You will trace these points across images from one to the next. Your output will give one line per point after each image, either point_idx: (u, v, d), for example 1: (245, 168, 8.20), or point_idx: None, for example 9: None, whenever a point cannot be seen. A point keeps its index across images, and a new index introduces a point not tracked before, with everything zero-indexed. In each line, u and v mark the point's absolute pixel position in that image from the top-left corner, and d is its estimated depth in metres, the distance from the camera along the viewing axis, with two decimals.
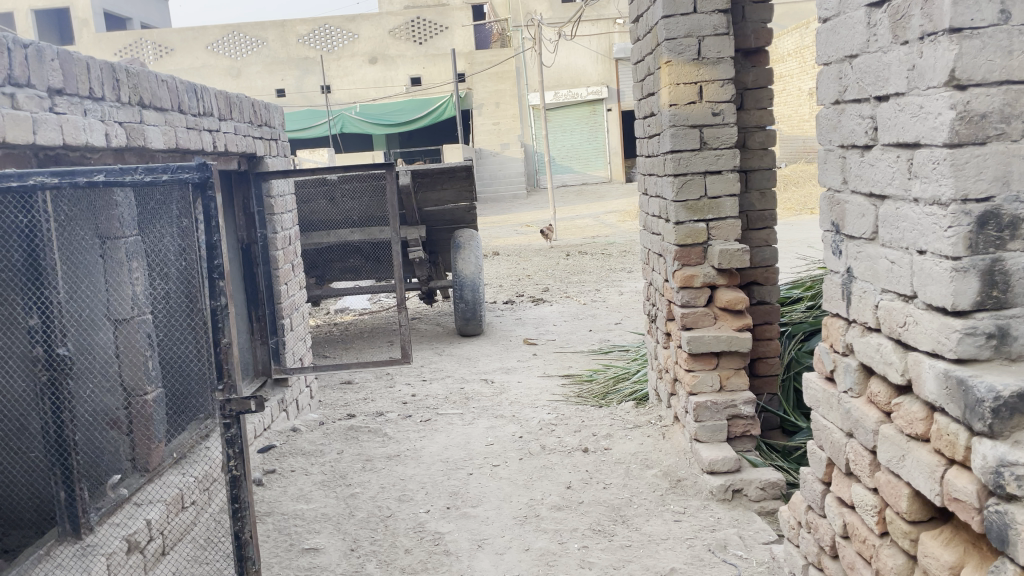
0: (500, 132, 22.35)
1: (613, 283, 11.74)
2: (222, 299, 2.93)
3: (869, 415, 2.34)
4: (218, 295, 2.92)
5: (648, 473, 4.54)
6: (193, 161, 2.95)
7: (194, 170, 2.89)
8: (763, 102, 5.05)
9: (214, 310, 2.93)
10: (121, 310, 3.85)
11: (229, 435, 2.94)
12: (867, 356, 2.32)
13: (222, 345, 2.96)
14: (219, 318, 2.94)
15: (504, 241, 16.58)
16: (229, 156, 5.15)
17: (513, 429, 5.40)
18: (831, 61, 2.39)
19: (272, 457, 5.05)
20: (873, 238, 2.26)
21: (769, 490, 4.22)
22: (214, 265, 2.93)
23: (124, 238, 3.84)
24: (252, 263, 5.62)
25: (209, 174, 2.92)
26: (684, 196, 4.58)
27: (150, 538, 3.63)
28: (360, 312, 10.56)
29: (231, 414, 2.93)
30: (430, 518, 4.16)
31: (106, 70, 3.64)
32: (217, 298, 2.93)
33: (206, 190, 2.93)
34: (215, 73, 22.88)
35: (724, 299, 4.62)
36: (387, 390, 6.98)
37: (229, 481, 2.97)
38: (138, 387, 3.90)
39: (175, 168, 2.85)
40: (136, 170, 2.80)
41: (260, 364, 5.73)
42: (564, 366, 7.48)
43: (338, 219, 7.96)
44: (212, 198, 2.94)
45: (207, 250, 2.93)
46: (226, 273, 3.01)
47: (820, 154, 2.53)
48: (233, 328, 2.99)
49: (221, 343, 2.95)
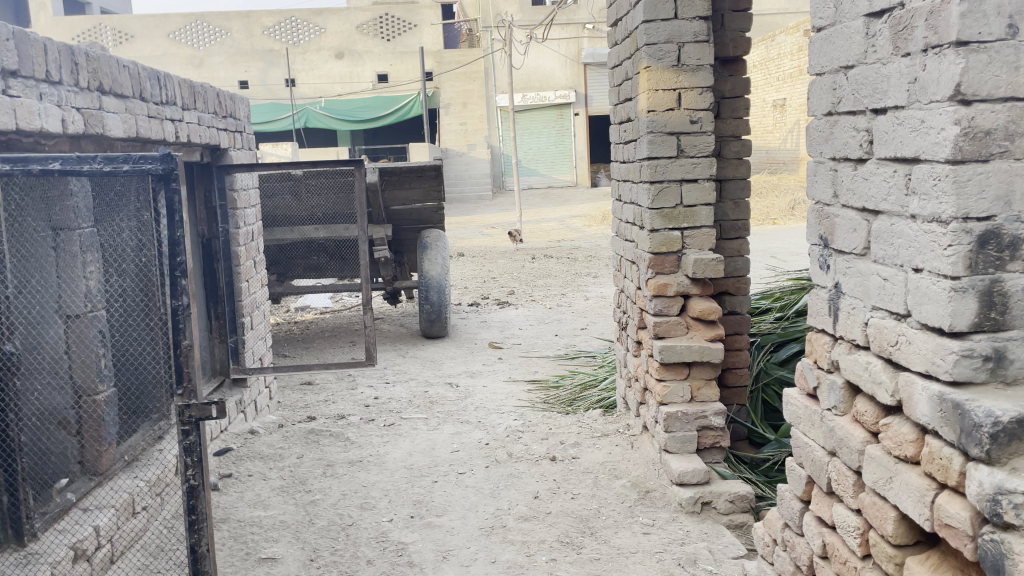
0: (467, 132, 22.23)
1: (579, 288, 11.70)
2: (184, 298, 2.79)
3: (855, 435, 2.28)
4: (179, 295, 2.78)
5: (616, 483, 4.47)
6: (157, 152, 2.80)
7: (158, 161, 2.75)
8: (739, 112, 5.03)
9: (175, 310, 2.78)
10: (74, 306, 3.65)
11: (187, 443, 2.80)
12: (854, 374, 2.26)
13: (183, 346, 2.81)
14: (181, 318, 2.80)
15: (469, 243, 16.46)
16: (192, 147, 4.97)
17: (479, 435, 5.30)
18: (825, 71, 2.33)
19: (229, 461, 4.88)
20: (864, 253, 2.21)
21: (739, 503, 4.18)
22: (176, 262, 2.79)
23: (78, 230, 3.66)
24: (213, 259, 5.45)
25: (174, 165, 2.76)
26: (660, 204, 4.52)
27: (98, 545, 3.46)
28: (321, 311, 10.37)
29: (191, 420, 2.79)
30: (394, 528, 4.04)
31: (64, 53, 3.46)
32: (178, 297, 2.78)
33: (170, 182, 2.77)
34: (177, 62, 22.40)
35: (697, 309, 4.57)
36: (349, 392, 6.83)
37: (186, 491, 2.82)
38: (89, 386, 3.71)
39: (137, 158, 2.71)
40: (95, 158, 2.64)
41: (217, 364, 5.53)
42: (529, 371, 7.40)
43: (302, 216, 7.78)
44: (177, 190, 2.77)
45: (169, 246, 2.78)
46: (189, 271, 2.86)
47: (810, 166, 2.48)
48: (194, 329, 2.84)
49: (181, 344, 2.81)
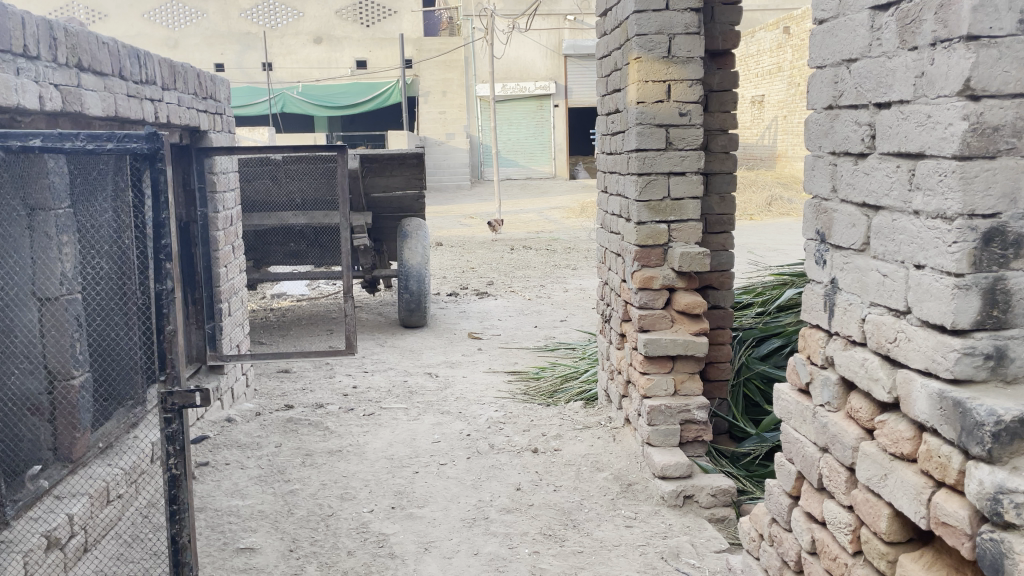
0: (446, 121, 22.08)
1: (558, 280, 11.69)
2: (168, 282, 2.72)
3: (849, 431, 2.27)
4: (164, 279, 2.71)
5: (598, 476, 4.45)
6: (142, 131, 2.75)
7: (143, 140, 2.70)
8: (727, 105, 5.02)
9: (159, 294, 2.71)
10: (49, 289, 3.55)
11: (169, 431, 2.72)
12: (850, 370, 2.25)
13: (166, 332, 2.74)
14: (165, 303, 2.73)
15: (447, 233, 16.38)
16: (172, 128, 4.86)
17: (460, 426, 5.26)
18: (827, 64, 2.31)
19: (205, 449, 4.79)
20: (863, 249, 2.19)
21: (721, 497, 4.18)
22: (160, 244, 2.70)
23: (55, 210, 3.55)
24: (191, 242, 5.34)
25: (159, 144, 2.72)
26: (647, 196, 4.50)
27: (71, 534, 3.37)
28: (298, 299, 10.25)
29: (173, 408, 2.72)
30: (374, 519, 3.99)
31: (43, 27, 3.34)
32: (163, 281, 2.71)
33: (156, 162, 2.73)
34: (151, 43, 21.99)
35: (683, 302, 4.56)
36: (327, 381, 6.75)
37: (167, 480, 2.75)
38: (64, 370, 3.61)
39: (122, 136, 2.64)
40: (78, 135, 2.55)
41: (194, 350, 5.48)
42: (509, 362, 7.36)
43: (281, 201, 7.66)
44: (162, 171, 2.73)
45: (154, 228, 2.71)
46: (174, 254, 2.79)
47: (809, 160, 2.46)
48: (179, 315, 2.77)
49: (165, 330, 2.73)
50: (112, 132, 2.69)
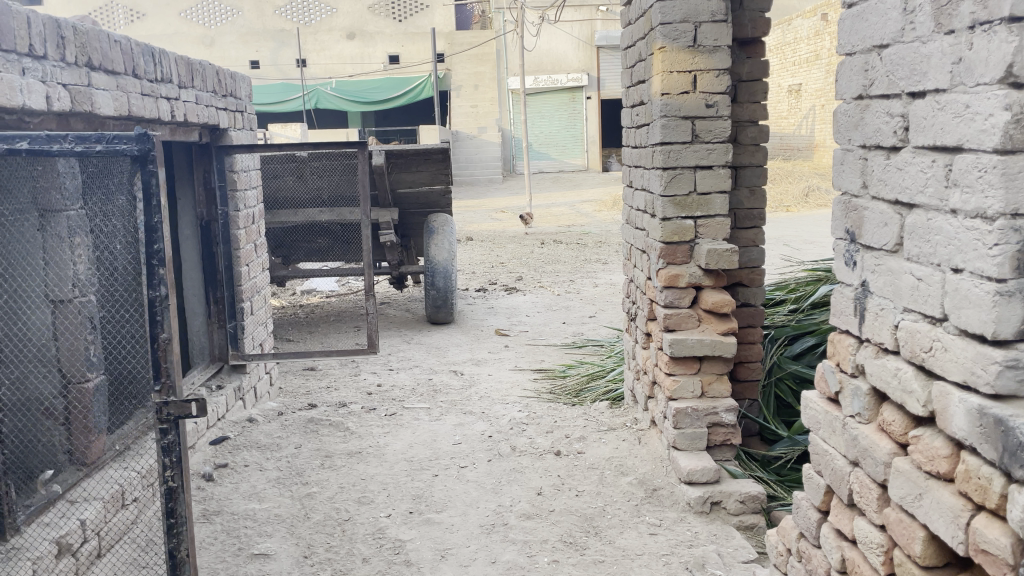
0: (477, 115, 22.00)
1: (588, 274, 11.53)
2: (161, 289, 2.66)
3: (881, 445, 2.12)
4: (157, 285, 2.66)
5: (623, 480, 4.32)
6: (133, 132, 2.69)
7: (133, 141, 2.63)
8: (757, 96, 4.83)
9: (153, 301, 2.65)
10: (60, 291, 3.49)
11: (166, 442, 2.66)
12: (882, 380, 2.09)
13: (160, 340, 2.67)
14: (158, 309, 2.66)
15: (477, 227, 16.30)
16: (190, 127, 4.81)
17: (482, 427, 5.16)
18: (856, 50, 2.15)
19: (225, 450, 4.75)
20: (896, 250, 2.03)
21: (749, 504, 4.02)
22: (153, 249, 2.66)
23: (67, 211, 3.49)
24: (212, 241, 5.31)
25: (150, 145, 2.65)
26: (673, 191, 4.34)
27: (84, 539, 3.32)
28: (327, 295, 10.24)
29: (168, 419, 2.66)
30: (391, 524, 3.91)
31: (49, 26, 3.29)
32: (156, 288, 2.66)
33: (147, 164, 2.66)
34: (187, 41, 22.22)
35: (710, 301, 4.39)
36: (352, 379, 6.69)
37: (164, 493, 2.69)
38: (77, 373, 3.55)
39: (112, 138, 2.60)
40: (67, 137, 2.49)
41: (216, 349, 5.44)
42: (536, 360, 7.24)
43: (307, 198, 7.61)
44: (153, 172, 2.66)
45: (146, 232, 2.66)
46: (168, 260, 2.74)
47: (837, 154, 2.30)
48: (173, 322, 2.71)
49: (158, 338, 2.67)
50: (101, 134, 2.65)
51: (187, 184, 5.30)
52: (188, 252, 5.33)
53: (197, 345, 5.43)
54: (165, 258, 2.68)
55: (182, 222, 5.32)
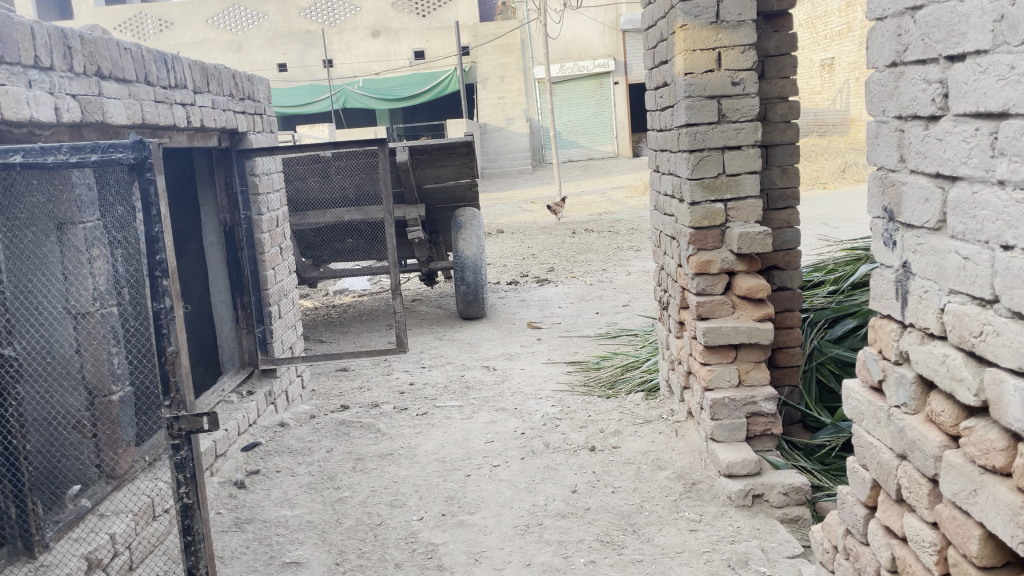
0: (504, 106, 21.87)
1: (621, 263, 11.36)
2: (166, 300, 2.64)
3: (930, 438, 1.97)
4: (161, 297, 2.64)
5: (660, 475, 4.19)
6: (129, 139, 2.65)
7: (129, 149, 2.60)
8: (786, 71, 4.65)
9: (158, 313, 2.65)
10: (81, 303, 3.47)
11: (178, 458, 2.68)
12: (928, 368, 1.95)
13: (168, 353, 2.67)
14: (163, 321, 2.66)
15: (508, 220, 16.17)
16: (208, 132, 4.78)
17: (515, 424, 5.06)
18: (887, 14, 2.00)
19: (257, 456, 4.72)
20: (939, 228, 1.88)
21: (793, 495, 3.87)
22: (155, 260, 2.64)
23: (83, 222, 3.45)
24: (236, 247, 5.27)
25: (147, 152, 2.61)
26: (701, 173, 4.18)
27: (115, 554, 3.30)
28: (359, 294, 10.23)
29: (181, 433, 2.67)
30: (424, 527, 3.83)
31: (55, 36, 3.26)
32: (160, 299, 2.64)
33: (143, 172, 2.62)
34: (215, 47, 22.38)
35: (744, 287, 4.23)
36: (384, 378, 6.65)
37: (180, 510, 2.71)
38: (102, 387, 3.53)
39: (106, 146, 2.58)
40: (61, 149, 2.57)
41: (246, 355, 5.42)
42: (569, 352, 7.13)
43: (333, 198, 7.57)
44: (151, 180, 2.62)
45: (147, 243, 2.65)
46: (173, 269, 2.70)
47: (871, 127, 2.14)
48: (181, 334, 2.70)
49: (166, 351, 2.66)
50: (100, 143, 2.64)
51: (209, 190, 5.29)
52: (214, 258, 5.37)
53: (227, 349, 5.43)
54: (168, 269, 2.65)
55: (208, 228, 5.34)
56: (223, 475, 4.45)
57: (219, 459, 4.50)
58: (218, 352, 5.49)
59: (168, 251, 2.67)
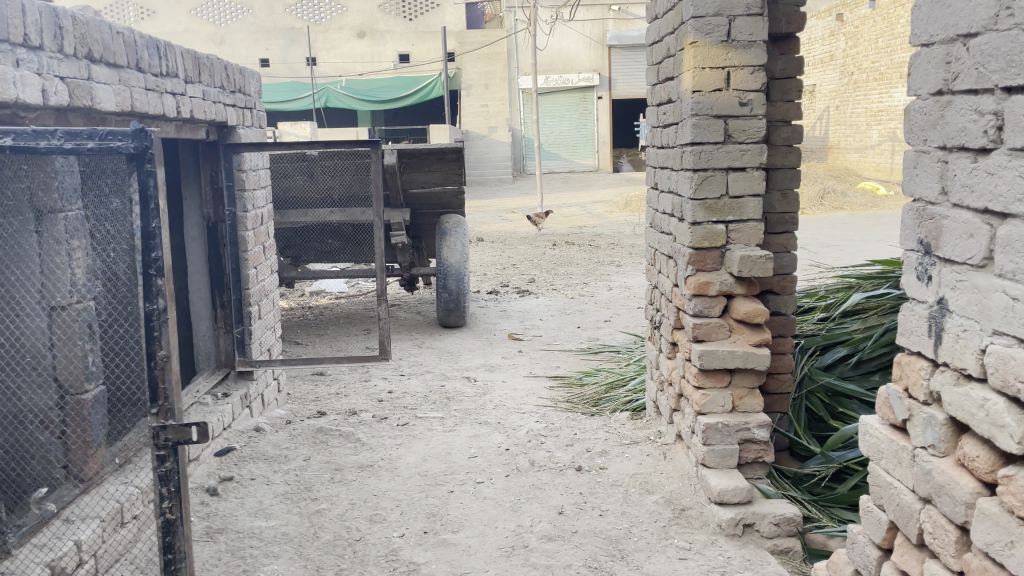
0: (488, 114, 21.79)
1: (602, 277, 11.30)
2: (158, 301, 2.55)
3: (962, 483, 1.89)
4: (154, 297, 2.54)
5: (648, 499, 4.10)
6: (130, 129, 2.57)
7: (130, 138, 2.52)
8: (790, 94, 4.61)
9: (150, 314, 2.55)
10: (58, 297, 3.30)
11: (162, 470, 2.57)
12: (963, 410, 1.87)
13: (158, 358, 2.57)
14: (156, 324, 2.56)
15: (489, 228, 16.07)
16: (197, 123, 4.62)
17: (499, 439, 4.94)
18: (935, 41, 1.92)
19: (231, 462, 4.55)
20: (984, 265, 1.81)
21: (784, 526, 3.79)
22: (150, 258, 2.55)
23: (65, 211, 3.29)
24: (218, 244, 5.10)
25: (147, 143, 2.53)
26: (704, 194, 4.11)
27: (80, 562, 3.10)
28: (336, 296, 10.06)
29: (166, 445, 2.56)
30: (405, 545, 3.69)
31: (47, 15, 3.09)
32: (153, 300, 2.55)
33: (143, 163, 2.54)
34: (197, 38, 22.08)
35: (742, 311, 4.16)
36: (362, 385, 6.49)
37: (162, 526, 2.61)
38: (75, 384, 3.38)
39: (105, 134, 2.47)
40: (55, 134, 2.40)
41: (222, 355, 5.23)
42: (551, 366, 7.02)
43: (317, 198, 7.40)
44: (150, 173, 2.54)
45: (143, 239, 2.55)
46: (167, 268, 2.62)
47: (910, 157, 2.06)
48: (171, 337, 2.60)
49: (156, 356, 2.56)
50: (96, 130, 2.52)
51: (193, 184, 5.12)
52: (195, 254, 5.19)
53: (203, 349, 5.25)
54: (163, 268, 2.57)
55: (190, 223, 5.16)
56: (195, 480, 4.28)
57: (192, 464, 4.32)
58: (193, 352, 5.30)
59: (164, 248, 2.58)
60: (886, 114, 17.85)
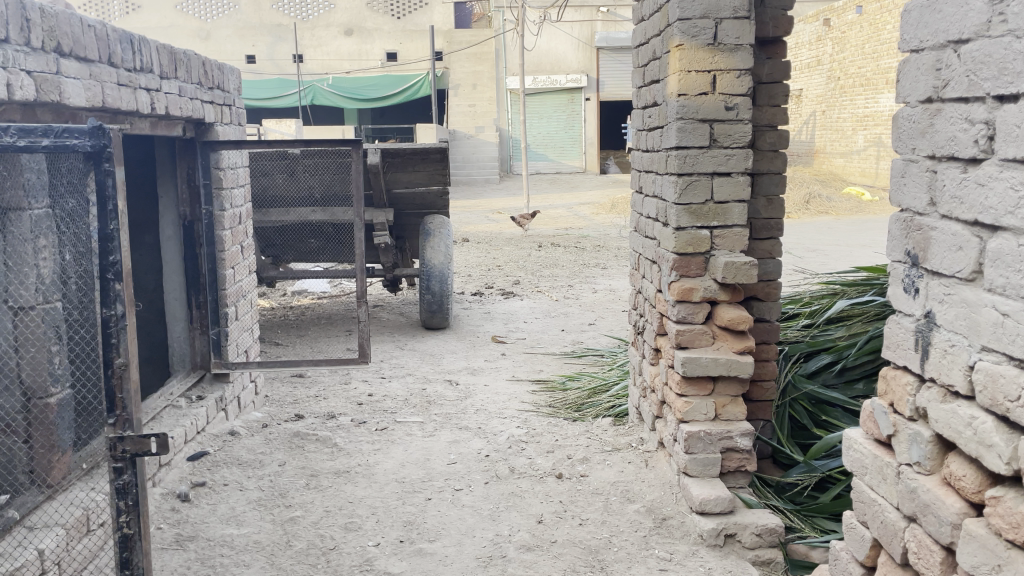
0: (475, 114, 21.69)
1: (586, 280, 11.25)
2: (116, 307, 2.49)
3: (948, 503, 1.83)
4: (112, 304, 2.49)
5: (629, 508, 4.03)
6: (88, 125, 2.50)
7: (86, 135, 2.43)
8: (777, 98, 4.56)
9: (107, 320, 2.48)
10: (23, 297, 3.20)
11: (120, 483, 2.52)
12: (950, 428, 1.81)
13: (116, 367, 2.51)
14: (113, 330, 2.50)
15: (474, 228, 15.99)
16: (172, 120, 4.52)
17: (479, 445, 4.86)
18: (925, 47, 1.87)
19: (204, 467, 4.45)
20: (973, 278, 1.75)
21: (766, 537, 3.73)
22: (108, 261, 2.49)
23: (30, 209, 3.19)
24: (194, 243, 5.00)
25: (104, 141, 2.46)
26: (688, 198, 4.05)
27: (42, 572, 3.00)
28: (318, 296, 9.95)
29: (124, 457, 2.51)
30: (380, 554, 3.61)
31: (13, 7, 2.98)
32: (110, 306, 2.49)
33: (101, 162, 2.47)
34: (183, 34, 21.87)
35: (726, 318, 4.10)
36: (342, 387, 6.39)
37: (119, 541, 2.55)
38: (41, 388, 3.28)
39: (60, 132, 2.39)
40: (7, 130, 2.34)
41: (198, 357, 5.13)
42: (534, 370, 6.95)
43: (298, 197, 7.30)
44: (108, 172, 2.47)
45: (101, 241, 2.49)
46: (127, 272, 2.56)
47: (898, 166, 2.01)
48: (131, 346, 2.54)
49: (114, 364, 2.50)
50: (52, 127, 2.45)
51: (169, 182, 5.01)
52: (170, 253, 5.08)
53: (178, 350, 5.15)
54: (121, 272, 2.51)
55: (166, 221, 5.05)
56: (166, 486, 4.18)
57: (163, 469, 4.22)
58: (169, 353, 5.19)
59: (122, 251, 2.52)
60: (872, 119, 17.91)
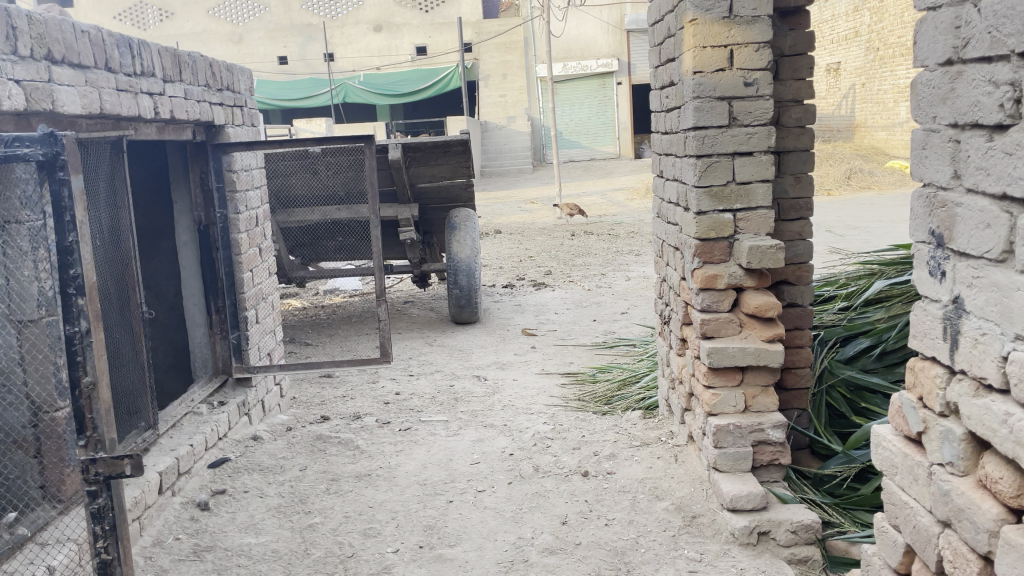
0: (505, 104, 21.51)
1: (620, 267, 11.04)
2: (78, 324, 2.61)
3: (985, 508, 1.65)
4: (73, 321, 2.60)
5: (657, 506, 3.88)
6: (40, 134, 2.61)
7: (37, 144, 2.56)
8: (801, 71, 4.33)
9: (70, 336, 2.61)
10: (26, 310, 3.15)
11: (95, 506, 2.67)
12: (984, 426, 1.63)
13: (82, 386, 2.64)
14: (79, 347, 2.63)
15: (508, 219, 15.86)
16: (181, 125, 4.46)
17: (504, 443, 4.75)
18: (943, 3, 1.68)
19: (225, 474, 4.41)
20: (1003, 260, 1.57)
21: (802, 534, 3.54)
22: (69, 276, 2.61)
23: (30, 221, 3.12)
24: (211, 247, 4.94)
25: (56, 148, 2.58)
26: (708, 181, 3.86)
27: None
28: (350, 294, 9.92)
29: (98, 479, 2.64)
30: (398, 561, 3.51)
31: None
32: (73, 323, 2.60)
33: (55, 171, 2.58)
34: (216, 38, 22.11)
35: (753, 305, 3.90)
36: (369, 386, 6.32)
37: (98, 565, 2.70)
38: (48, 402, 3.22)
39: (14, 140, 2.52)
40: None
41: (220, 362, 5.08)
42: (564, 362, 6.80)
43: (321, 195, 7.23)
44: (62, 181, 2.59)
45: (60, 254, 2.60)
46: (91, 291, 2.68)
47: (918, 137, 1.82)
48: (96, 363, 2.67)
49: (80, 382, 2.63)
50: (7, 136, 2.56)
51: (183, 185, 4.96)
52: (188, 258, 5.05)
53: (200, 354, 5.10)
54: (83, 287, 2.63)
55: (182, 226, 5.02)
56: (186, 495, 4.13)
57: (182, 478, 4.17)
58: (191, 358, 5.16)
59: (83, 265, 2.64)
60: None
